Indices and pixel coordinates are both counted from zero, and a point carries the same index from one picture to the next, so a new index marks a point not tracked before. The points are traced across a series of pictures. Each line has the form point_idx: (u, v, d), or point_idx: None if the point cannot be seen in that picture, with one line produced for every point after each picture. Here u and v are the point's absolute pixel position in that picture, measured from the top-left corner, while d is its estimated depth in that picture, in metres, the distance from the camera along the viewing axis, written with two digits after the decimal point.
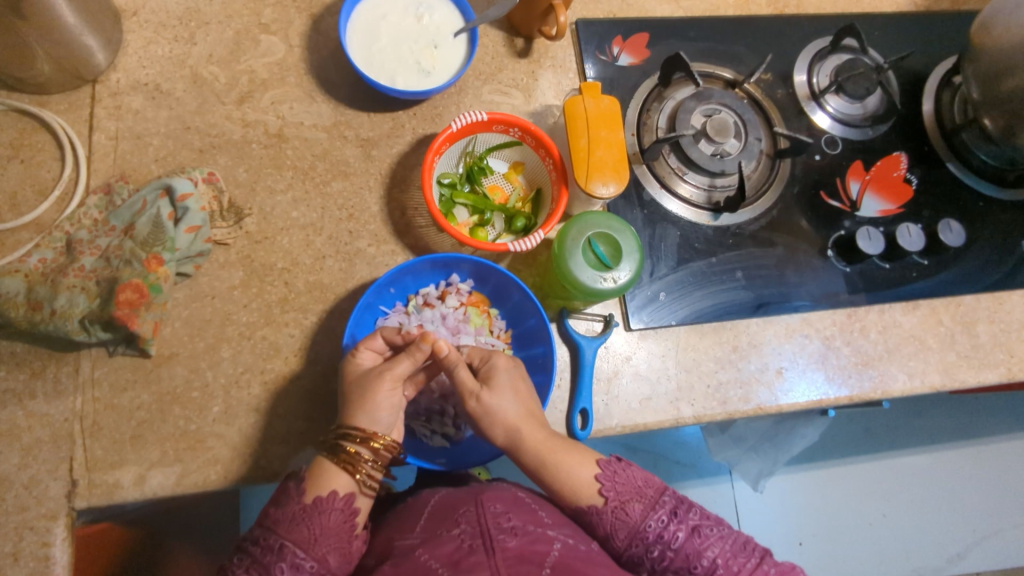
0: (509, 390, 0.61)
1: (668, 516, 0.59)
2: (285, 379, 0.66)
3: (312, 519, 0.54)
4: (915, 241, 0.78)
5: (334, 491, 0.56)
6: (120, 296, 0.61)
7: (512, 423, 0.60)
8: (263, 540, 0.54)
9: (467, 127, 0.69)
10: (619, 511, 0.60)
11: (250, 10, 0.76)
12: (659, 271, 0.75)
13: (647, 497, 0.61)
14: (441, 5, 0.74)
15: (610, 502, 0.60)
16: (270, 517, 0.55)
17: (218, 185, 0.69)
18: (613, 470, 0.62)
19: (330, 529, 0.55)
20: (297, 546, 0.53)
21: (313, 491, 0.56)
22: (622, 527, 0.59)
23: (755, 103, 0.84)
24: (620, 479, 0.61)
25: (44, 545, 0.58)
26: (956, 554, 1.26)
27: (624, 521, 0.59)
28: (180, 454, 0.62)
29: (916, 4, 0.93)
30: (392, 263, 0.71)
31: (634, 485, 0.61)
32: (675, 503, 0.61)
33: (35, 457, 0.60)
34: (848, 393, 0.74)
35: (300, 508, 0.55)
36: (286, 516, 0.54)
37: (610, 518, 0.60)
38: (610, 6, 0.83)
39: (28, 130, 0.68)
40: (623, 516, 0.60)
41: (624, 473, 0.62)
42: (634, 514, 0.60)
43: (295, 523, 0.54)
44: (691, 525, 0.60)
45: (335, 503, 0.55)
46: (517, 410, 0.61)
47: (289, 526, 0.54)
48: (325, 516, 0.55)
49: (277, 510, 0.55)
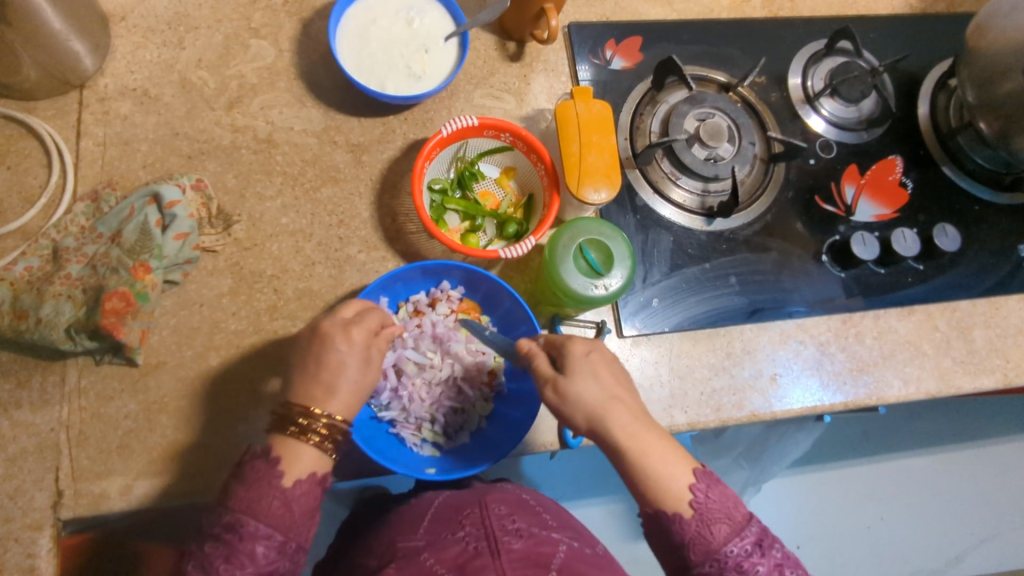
0: (575, 375, 0.58)
1: (753, 547, 0.54)
2: (274, 388, 0.65)
3: (291, 502, 0.53)
4: (910, 247, 0.77)
5: (312, 473, 0.54)
6: (106, 304, 0.60)
7: (577, 407, 0.58)
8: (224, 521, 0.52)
9: (457, 132, 0.68)
10: (704, 527, 0.54)
11: (240, 15, 0.75)
12: (652, 277, 0.74)
13: (736, 521, 0.55)
14: (431, 8, 0.74)
15: (698, 515, 0.55)
16: (240, 501, 0.52)
17: (206, 192, 0.68)
18: (707, 483, 0.56)
19: (306, 509, 0.54)
20: (278, 530, 0.52)
21: (290, 474, 0.53)
22: (702, 544, 0.54)
23: (748, 106, 0.83)
24: (713, 495, 0.56)
25: (29, 557, 0.58)
26: (955, 558, 1.26)
27: (705, 539, 0.54)
28: (167, 463, 0.61)
29: (912, 6, 0.92)
30: (382, 269, 0.71)
31: (725, 505, 0.56)
32: (761, 535, 0.55)
33: (21, 468, 0.59)
34: (843, 400, 0.74)
35: (278, 491, 0.52)
36: (265, 501, 0.52)
37: (693, 531, 0.54)
38: (603, 9, 0.83)
39: (15, 136, 0.68)
40: (706, 534, 0.54)
41: (717, 490, 0.56)
42: (719, 535, 0.54)
43: (274, 505, 0.52)
44: (772, 561, 0.54)
45: (312, 485, 0.54)
46: (602, 394, 0.58)
47: (266, 510, 0.52)
48: (303, 498, 0.54)
49: (250, 492, 0.52)
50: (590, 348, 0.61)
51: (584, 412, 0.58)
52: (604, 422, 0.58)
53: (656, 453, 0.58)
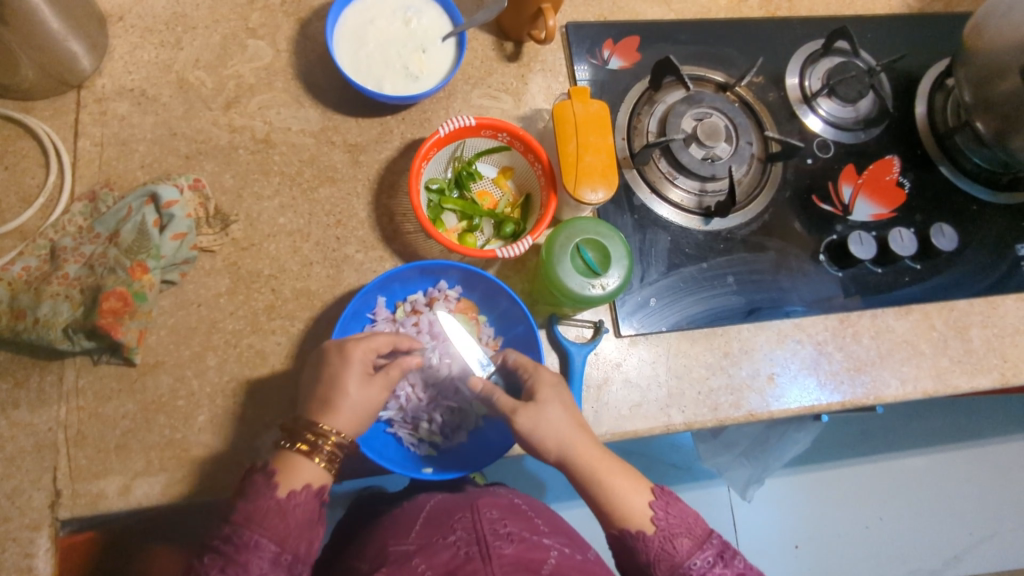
0: (547, 404, 0.60)
1: (715, 558, 0.56)
2: (272, 388, 0.65)
3: (286, 513, 0.54)
4: (908, 246, 0.77)
5: (309, 484, 0.55)
6: (104, 304, 0.61)
7: (549, 436, 0.59)
8: (235, 538, 0.52)
9: (454, 132, 0.68)
10: (666, 542, 0.56)
11: (237, 15, 0.75)
12: (650, 277, 0.74)
13: (696, 535, 0.57)
14: (429, 8, 0.74)
15: (659, 531, 0.57)
16: (240, 512, 0.53)
17: (204, 192, 0.68)
18: (666, 500, 0.59)
19: (303, 520, 0.55)
20: (274, 540, 0.52)
21: (286, 485, 0.54)
22: (666, 559, 0.56)
23: (745, 106, 0.83)
24: (673, 511, 0.58)
25: (26, 556, 0.58)
26: (954, 557, 1.26)
27: (669, 554, 0.56)
28: (165, 463, 0.61)
29: (908, 6, 0.92)
30: (380, 269, 0.71)
31: (685, 520, 0.58)
32: (723, 547, 0.57)
33: (19, 468, 0.59)
34: (840, 399, 0.74)
35: (274, 503, 0.53)
36: (262, 510, 0.53)
37: (656, 547, 0.56)
38: (600, 9, 0.83)
39: (12, 136, 0.68)
40: (669, 548, 0.56)
41: (676, 506, 0.59)
42: (681, 549, 0.56)
43: (270, 516, 0.53)
44: (735, 571, 0.56)
45: (309, 497, 0.55)
46: (566, 423, 0.60)
47: (263, 521, 0.53)
48: (299, 509, 0.54)
49: (249, 505, 0.53)
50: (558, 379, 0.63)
51: (554, 442, 0.59)
52: (571, 452, 0.59)
53: (621, 478, 0.60)
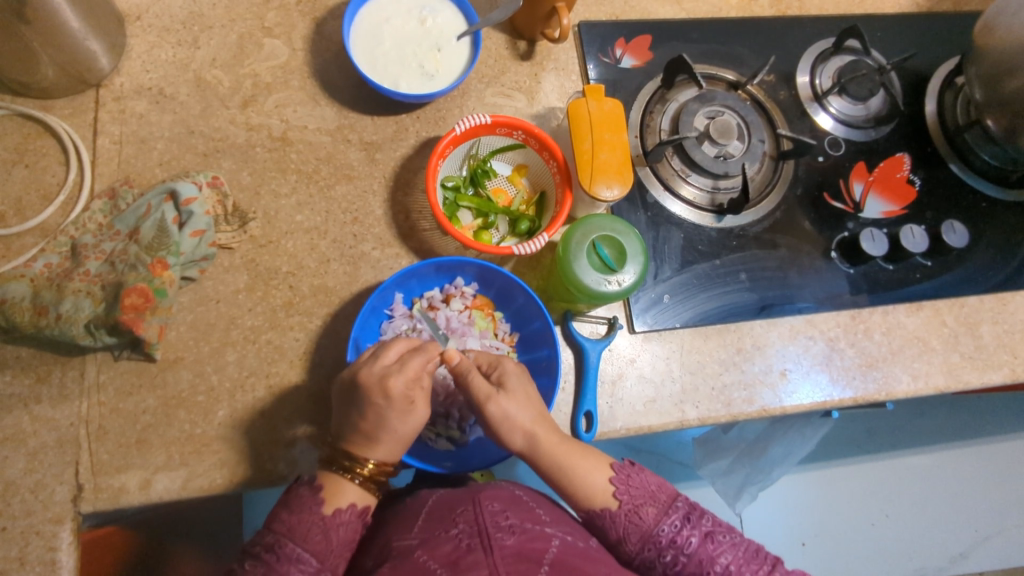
0: (513, 392, 0.60)
1: (682, 521, 0.58)
2: (290, 383, 0.66)
3: (330, 530, 0.55)
4: (919, 242, 0.77)
5: (352, 504, 0.56)
6: (125, 301, 0.61)
7: (513, 424, 0.59)
8: (278, 549, 0.53)
9: (470, 130, 0.69)
10: (633, 515, 0.59)
11: (253, 14, 0.76)
12: (663, 274, 0.75)
13: (661, 501, 0.60)
14: (444, 8, 0.75)
15: (625, 506, 0.59)
16: (284, 524, 0.55)
17: (222, 189, 0.69)
18: (627, 474, 0.61)
19: (344, 540, 0.56)
20: (315, 556, 0.53)
21: (330, 503, 0.56)
22: (635, 531, 0.58)
23: (757, 104, 0.84)
24: (634, 483, 0.60)
25: (50, 549, 0.58)
26: (959, 554, 1.27)
27: (637, 526, 0.58)
28: (185, 458, 0.62)
29: (918, 5, 0.93)
30: (396, 266, 0.71)
31: (648, 489, 0.60)
32: (688, 508, 0.60)
33: (42, 462, 0.60)
34: (852, 395, 0.74)
35: (318, 519, 0.55)
36: (305, 526, 0.54)
37: (623, 522, 0.59)
38: (612, 8, 0.84)
39: (33, 134, 0.68)
40: (637, 520, 0.59)
41: (638, 477, 0.61)
42: (647, 518, 0.58)
43: (313, 532, 0.54)
44: (704, 531, 0.59)
45: (352, 516, 0.56)
46: (530, 416, 0.60)
47: (307, 536, 0.54)
48: (342, 528, 0.55)
49: (292, 517, 0.55)
50: (521, 369, 0.63)
51: (519, 431, 0.60)
52: (537, 440, 0.60)
53: (592, 462, 0.61)
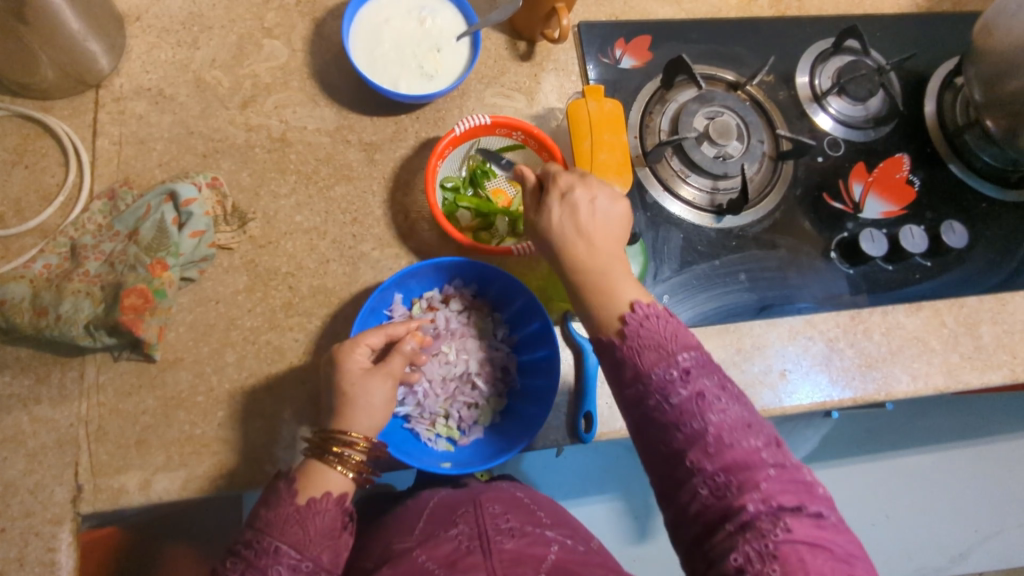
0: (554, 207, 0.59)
1: (678, 374, 0.50)
2: (289, 384, 0.66)
3: (305, 520, 0.52)
4: (918, 242, 0.78)
5: (329, 491, 0.54)
6: (125, 301, 0.61)
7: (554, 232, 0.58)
8: (256, 543, 0.51)
9: (470, 131, 0.69)
10: (633, 349, 0.52)
11: (253, 15, 0.76)
12: (663, 274, 0.75)
13: (665, 347, 0.52)
14: (443, 8, 0.75)
15: (627, 340, 0.53)
16: (261, 520, 0.53)
17: (222, 190, 0.69)
18: (645, 313, 0.54)
19: (324, 529, 0.53)
20: (292, 548, 0.51)
21: (305, 493, 0.54)
22: (628, 365, 0.52)
23: (756, 105, 0.84)
24: (647, 325, 0.53)
25: (49, 550, 0.58)
26: (959, 554, 1.27)
27: (632, 360, 0.52)
28: (185, 458, 0.62)
29: (917, 5, 0.93)
30: (395, 266, 0.71)
31: (659, 334, 0.52)
32: (693, 364, 0.51)
33: (41, 463, 0.60)
34: (852, 395, 0.74)
35: (294, 509, 0.52)
36: (280, 518, 0.52)
37: (624, 353, 0.53)
38: (612, 8, 0.84)
39: (32, 135, 0.68)
40: (634, 356, 0.52)
41: (654, 319, 0.53)
42: (643, 359, 0.52)
43: (289, 524, 0.52)
44: (700, 389, 0.50)
45: (329, 504, 0.53)
46: (612, 218, 0.59)
47: (282, 528, 0.52)
48: (319, 517, 0.53)
49: (270, 513, 0.53)
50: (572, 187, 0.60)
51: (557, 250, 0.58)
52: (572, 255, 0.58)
53: (631, 284, 0.57)
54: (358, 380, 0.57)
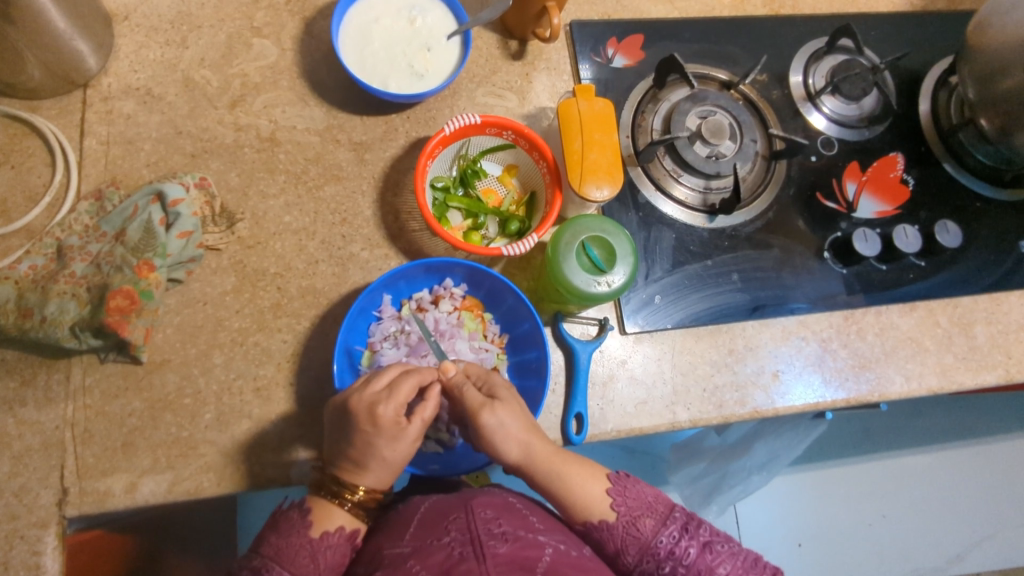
0: (507, 401, 0.60)
1: (680, 532, 0.59)
2: (277, 385, 0.65)
3: (317, 553, 0.56)
4: (912, 243, 0.77)
5: (341, 527, 0.58)
6: (110, 303, 0.60)
7: (506, 434, 0.58)
8: (264, 570, 0.55)
9: (459, 130, 0.68)
10: (630, 526, 0.59)
11: (242, 14, 0.75)
12: (654, 274, 0.75)
13: (658, 513, 0.60)
14: (434, 8, 0.74)
15: (622, 517, 0.60)
16: (271, 547, 0.56)
17: (210, 190, 0.68)
18: (623, 485, 0.62)
19: (333, 564, 0.57)
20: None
21: (319, 526, 0.57)
22: (634, 543, 0.59)
23: (750, 104, 0.83)
24: (631, 494, 0.61)
25: (35, 554, 0.58)
26: (956, 555, 1.26)
27: (636, 537, 0.59)
28: (172, 461, 0.61)
29: (912, 4, 0.92)
30: (385, 267, 0.71)
31: (645, 500, 0.61)
32: (686, 519, 0.60)
33: (26, 466, 0.60)
34: (845, 396, 0.74)
35: (306, 541, 0.56)
36: (293, 549, 0.56)
37: (621, 534, 0.59)
38: (604, 7, 0.83)
39: (18, 135, 0.68)
40: (635, 532, 0.59)
41: (634, 488, 0.62)
42: (646, 529, 0.59)
43: (301, 555, 0.56)
44: (702, 541, 0.59)
45: (340, 541, 0.57)
46: (520, 426, 0.59)
47: (293, 559, 0.55)
48: (330, 551, 0.57)
49: (281, 540, 0.56)
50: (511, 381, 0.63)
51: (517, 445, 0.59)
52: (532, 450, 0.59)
53: (578, 467, 0.61)
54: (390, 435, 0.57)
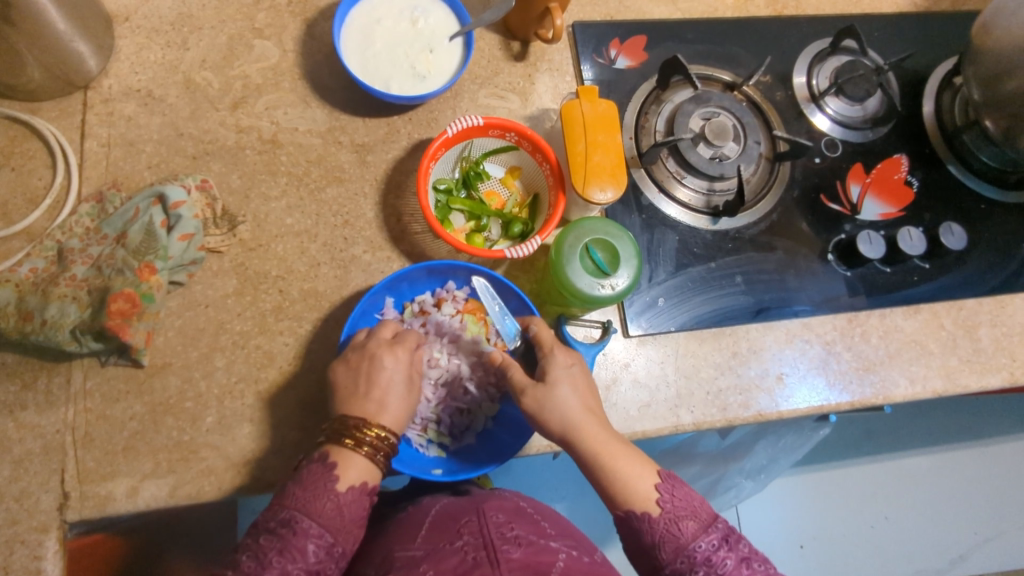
0: (556, 383, 0.61)
1: (720, 541, 0.55)
2: (279, 388, 0.65)
3: (342, 505, 0.53)
4: (916, 245, 0.76)
5: (365, 479, 0.55)
6: (111, 305, 0.60)
7: (556, 412, 0.59)
8: (291, 523, 0.51)
9: (462, 132, 0.68)
10: (672, 524, 0.56)
11: (244, 15, 0.75)
12: (658, 276, 0.74)
13: (702, 518, 0.56)
14: (436, 9, 0.74)
15: (665, 513, 0.56)
16: (295, 499, 0.52)
17: (211, 193, 0.68)
18: (672, 484, 0.58)
19: (355, 516, 0.54)
20: (327, 533, 0.52)
21: (343, 478, 0.54)
22: (670, 541, 0.55)
23: (753, 105, 0.83)
24: (679, 494, 0.58)
25: (35, 558, 0.58)
26: (959, 557, 1.26)
27: (674, 536, 0.55)
28: (173, 465, 0.61)
29: (916, 5, 0.92)
30: (387, 269, 0.71)
31: (691, 503, 0.57)
32: (729, 531, 0.56)
33: (27, 470, 0.59)
34: (849, 399, 0.73)
35: (331, 494, 0.53)
36: (319, 502, 0.52)
37: (661, 530, 0.56)
38: (607, 8, 0.83)
39: (19, 137, 0.67)
40: (674, 531, 0.55)
41: (682, 489, 0.58)
42: (686, 531, 0.55)
43: (327, 508, 0.52)
44: (740, 555, 0.55)
45: (363, 493, 0.54)
46: (574, 404, 0.60)
47: (320, 512, 0.52)
48: (353, 504, 0.54)
49: (304, 492, 0.53)
50: (572, 361, 0.63)
51: (561, 427, 0.59)
52: (578, 434, 0.59)
53: (630, 457, 0.60)
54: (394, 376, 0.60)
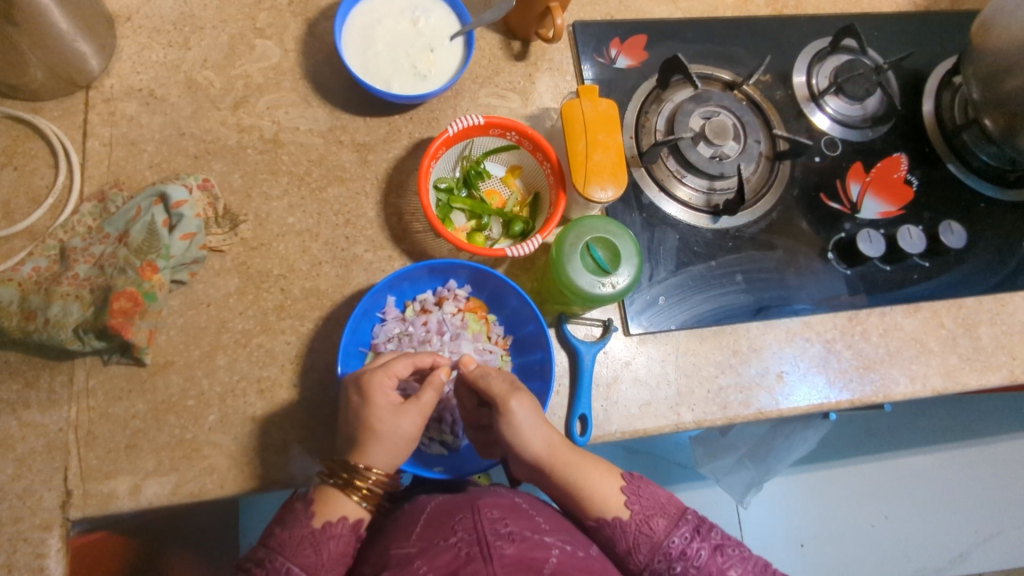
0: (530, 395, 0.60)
1: (692, 533, 0.58)
2: (281, 387, 0.65)
3: (320, 544, 0.55)
4: (917, 244, 0.77)
5: (344, 517, 0.56)
6: (114, 305, 0.60)
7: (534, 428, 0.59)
8: (268, 563, 0.54)
9: (463, 131, 0.68)
10: (643, 525, 0.58)
11: (245, 15, 0.75)
12: (658, 275, 0.74)
13: (671, 514, 0.59)
14: (437, 8, 0.74)
15: (635, 515, 0.59)
16: (276, 538, 0.55)
17: (213, 192, 0.68)
18: (637, 485, 0.61)
19: (336, 554, 0.56)
20: (305, 570, 0.54)
21: (321, 516, 0.56)
22: (645, 542, 0.58)
23: (754, 104, 0.83)
24: (644, 494, 0.60)
25: (38, 556, 0.58)
26: (959, 555, 1.26)
27: (647, 536, 0.58)
28: (176, 463, 0.61)
29: (915, 4, 0.92)
30: (389, 268, 0.71)
31: (658, 501, 0.60)
32: (699, 522, 0.59)
33: (30, 468, 0.59)
34: (849, 397, 0.74)
35: (308, 532, 0.55)
36: (298, 541, 0.55)
37: (634, 533, 0.58)
38: (607, 8, 0.83)
39: (22, 137, 0.68)
40: (647, 530, 0.58)
41: (647, 489, 0.61)
42: (658, 529, 0.58)
43: (303, 546, 0.54)
44: (714, 543, 0.58)
45: (344, 531, 0.56)
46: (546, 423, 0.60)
47: (296, 550, 0.54)
48: (332, 542, 0.55)
49: (284, 531, 0.55)
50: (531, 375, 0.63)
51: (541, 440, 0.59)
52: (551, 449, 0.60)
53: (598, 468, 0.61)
54: (385, 415, 0.57)
